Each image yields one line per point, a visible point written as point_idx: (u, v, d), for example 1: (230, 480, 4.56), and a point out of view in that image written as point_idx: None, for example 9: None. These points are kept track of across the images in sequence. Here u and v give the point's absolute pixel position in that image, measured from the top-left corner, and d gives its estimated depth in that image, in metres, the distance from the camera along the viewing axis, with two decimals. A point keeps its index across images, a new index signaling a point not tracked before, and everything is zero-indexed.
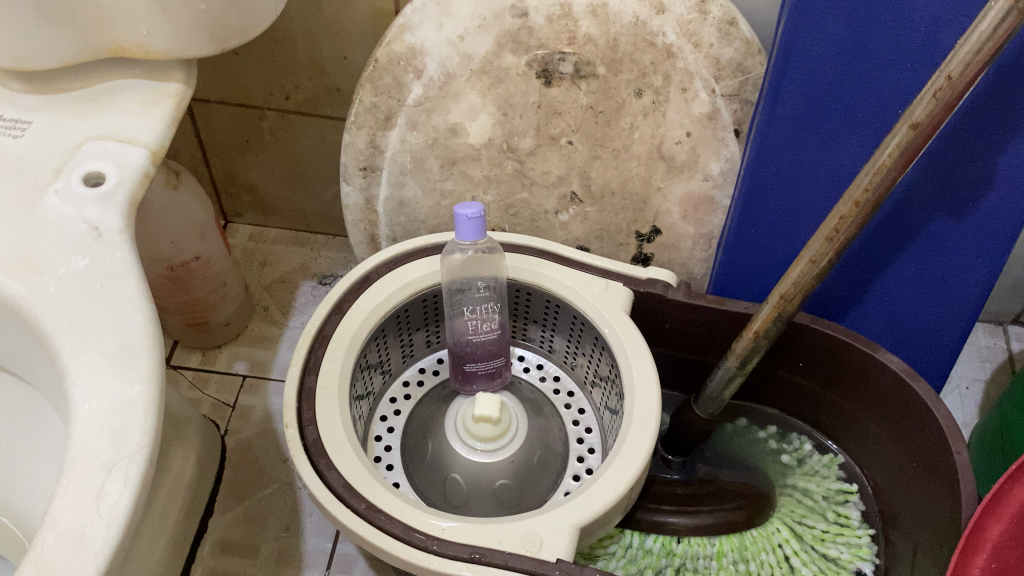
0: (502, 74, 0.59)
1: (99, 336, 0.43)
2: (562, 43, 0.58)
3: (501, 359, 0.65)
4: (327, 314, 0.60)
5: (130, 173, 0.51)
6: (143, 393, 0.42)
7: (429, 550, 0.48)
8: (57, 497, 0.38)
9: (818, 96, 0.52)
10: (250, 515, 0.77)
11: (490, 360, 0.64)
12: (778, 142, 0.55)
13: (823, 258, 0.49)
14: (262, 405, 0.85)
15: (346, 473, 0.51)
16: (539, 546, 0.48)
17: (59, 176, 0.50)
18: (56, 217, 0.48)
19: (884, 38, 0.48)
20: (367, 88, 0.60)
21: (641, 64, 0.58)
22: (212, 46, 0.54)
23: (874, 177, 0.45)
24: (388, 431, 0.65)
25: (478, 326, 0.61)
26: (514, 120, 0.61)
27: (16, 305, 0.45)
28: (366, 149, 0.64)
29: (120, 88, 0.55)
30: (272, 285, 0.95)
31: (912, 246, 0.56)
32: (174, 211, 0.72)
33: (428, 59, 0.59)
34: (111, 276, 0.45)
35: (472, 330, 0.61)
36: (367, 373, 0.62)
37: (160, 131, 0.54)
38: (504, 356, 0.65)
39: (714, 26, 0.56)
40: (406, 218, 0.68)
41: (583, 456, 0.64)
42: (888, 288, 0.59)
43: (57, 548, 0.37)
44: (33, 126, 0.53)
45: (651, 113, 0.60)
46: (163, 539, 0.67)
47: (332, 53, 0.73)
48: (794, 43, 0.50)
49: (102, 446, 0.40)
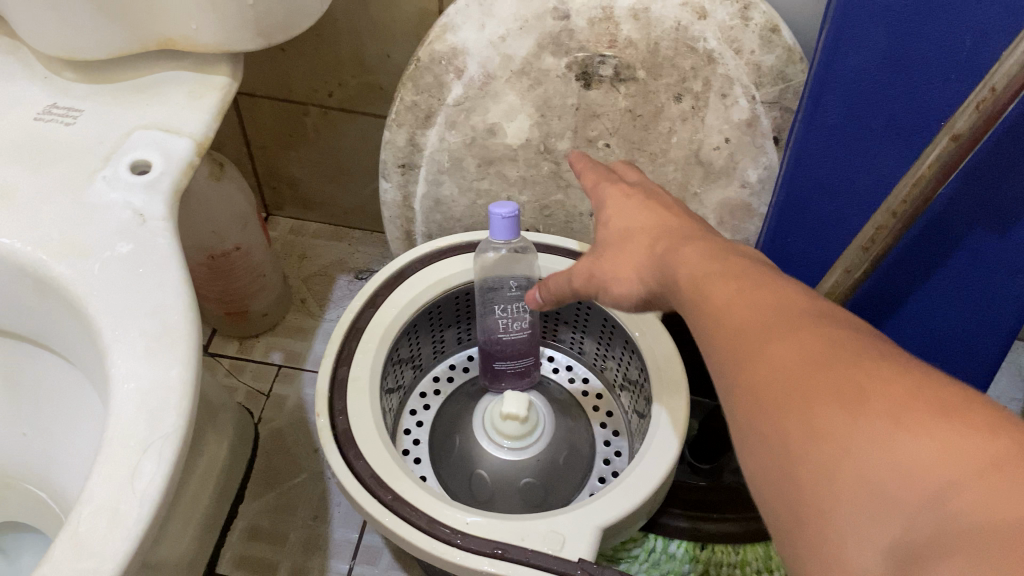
0: (542, 75, 0.59)
1: (139, 320, 0.45)
2: (603, 46, 0.57)
3: (531, 359, 0.65)
4: (361, 307, 0.60)
5: (175, 163, 0.52)
6: (179, 377, 0.43)
7: (453, 543, 0.49)
8: (94, 474, 0.39)
9: (858, 105, 0.51)
10: (280, 502, 0.79)
11: (519, 359, 0.64)
12: (817, 152, 0.54)
13: (858, 268, 0.49)
14: (296, 394, 0.87)
15: (375, 464, 0.52)
16: (562, 545, 0.48)
17: (107, 164, 0.51)
18: (103, 203, 0.49)
19: (927, 50, 0.47)
20: (408, 86, 0.61)
21: (681, 69, 0.57)
22: (257, 41, 0.55)
23: (912, 189, 0.44)
24: (416, 424, 0.66)
25: (509, 324, 0.61)
26: (552, 122, 0.61)
27: (62, 286, 0.47)
28: (405, 147, 0.64)
29: (169, 81, 0.56)
30: (310, 278, 0.97)
31: (950, 260, 0.55)
32: (217, 202, 0.73)
33: (469, 60, 0.59)
34: (152, 262, 0.47)
35: (502, 329, 0.61)
36: (398, 366, 0.63)
37: (206, 123, 0.55)
38: (533, 356, 0.65)
39: (755, 33, 0.55)
40: (442, 216, 0.69)
41: (609, 459, 0.65)
42: (926, 301, 0.58)
43: (93, 523, 0.38)
44: (84, 115, 0.54)
45: (689, 118, 0.60)
46: (193, 521, 0.69)
47: (376, 52, 0.74)
48: (835, 53, 0.49)
49: (138, 426, 0.41)
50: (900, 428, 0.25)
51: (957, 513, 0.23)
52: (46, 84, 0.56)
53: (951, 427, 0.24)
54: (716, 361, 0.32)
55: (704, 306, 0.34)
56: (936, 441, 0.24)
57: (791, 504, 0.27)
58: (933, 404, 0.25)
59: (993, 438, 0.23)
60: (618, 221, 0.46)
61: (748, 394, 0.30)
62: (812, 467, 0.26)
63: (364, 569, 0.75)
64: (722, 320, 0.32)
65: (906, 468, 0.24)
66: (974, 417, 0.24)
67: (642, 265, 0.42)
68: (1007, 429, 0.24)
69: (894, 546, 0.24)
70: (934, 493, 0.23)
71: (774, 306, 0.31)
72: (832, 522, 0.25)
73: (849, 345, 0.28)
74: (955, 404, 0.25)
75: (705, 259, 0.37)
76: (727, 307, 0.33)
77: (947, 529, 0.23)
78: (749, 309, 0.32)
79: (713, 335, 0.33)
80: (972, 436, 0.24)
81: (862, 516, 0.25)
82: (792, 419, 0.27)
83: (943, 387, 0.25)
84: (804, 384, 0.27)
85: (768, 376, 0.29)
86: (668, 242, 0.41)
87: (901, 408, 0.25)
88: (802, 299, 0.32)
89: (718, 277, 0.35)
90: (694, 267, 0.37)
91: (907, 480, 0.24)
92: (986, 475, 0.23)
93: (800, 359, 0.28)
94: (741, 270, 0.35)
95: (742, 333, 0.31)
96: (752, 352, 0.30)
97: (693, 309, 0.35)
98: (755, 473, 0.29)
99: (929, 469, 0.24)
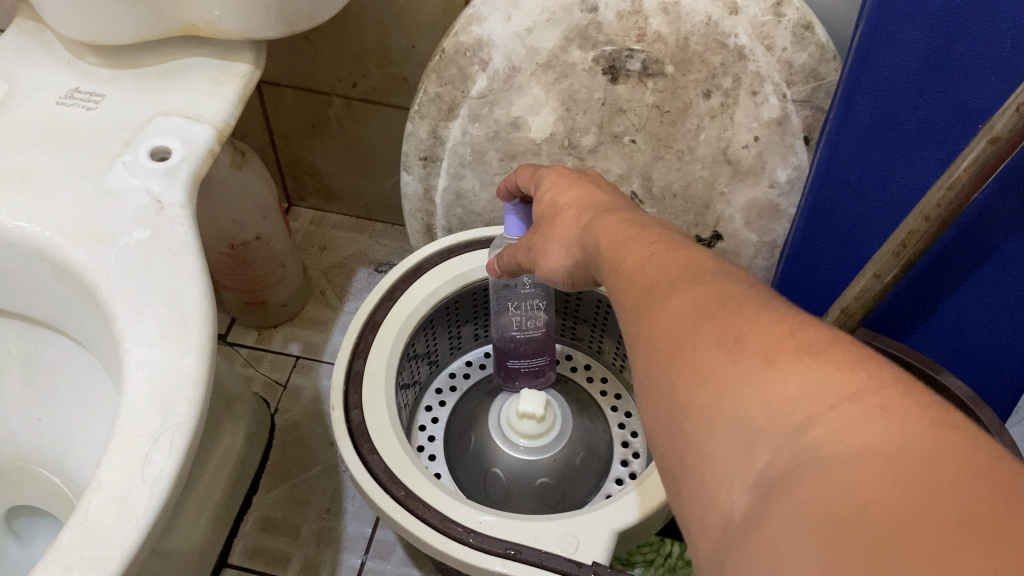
0: (568, 69, 0.58)
1: (154, 307, 0.44)
2: (631, 40, 0.56)
3: (547, 358, 0.64)
4: (379, 300, 0.59)
5: (195, 150, 0.52)
6: (192, 366, 0.42)
7: (465, 542, 0.48)
8: (105, 462, 0.39)
9: (892, 105, 0.50)
10: (294, 494, 0.78)
11: (534, 358, 0.63)
12: (849, 150, 0.53)
13: (888, 274, 0.48)
14: (312, 386, 0.87)
15: (388, 459, 0.51)
16: (575, 547, 0.47)
17: (128, 149, 0.51)
18: (122, 188, 0.49)
19: (966, 50, 0.46)
20: (432, 78, 0.60)
21: (710, 65, 0.56)
22: (281, 30, 0.54)
23: (947, 193, 0.43)
24: (432, 421, 0.66)
25: (523, 321, 0.60)
26: (577, 116, 0.60)
27: (78, 271, 0.46)
28: (427, 140, 0.64)
29: (192, 67, 0.56)
30: (330, 270, 0.96)
31: (984, 267, 0.53)
32: (239, 191, 0.73)
33: (494, 52, 0.58)
34: (169, 250, 0.46)
35: (516, 326, 0.60)
36: (414, 362, 0.62)
37: (227, 110, 0.55)
38: (548, 354, 0.64)
39: (788, 30, 0.54)
40: (462, 210, 0.69)
41: (627, 460, 0.63)
42: (958, 308, 0.57)
43: (102, 511, 0.37)
44: (106, 100, 0.54)
45: (718, 115, 0.58)
46: (206, 512, 0.69)
47: (401, 43, 0.74)
48: (870, 50, 0.48)
49: (150, 415, 0.41)
50: (769, 368, 0.24)
51: (814, 443, 0.22)
52: (70, 68, 0.56)
53: (816, 365, 0.23)
54: (623, 317, 0.32)
55: (616, 275, 0.34)
56: (801, 378, 0.23)
57: (673, 447, 0.26)
58: (802, 345, 0.24)
59: (852, 372, 0.23)
60: (547, 195, 0.45)
61: (644, 346, 0.29)
62: (692, 408, 0.26)
63: (377, 565, 0.74)
64: (629, 288, 0.32)
65: (770, 404, 0.23)
66: (837, 354, 0.24)
67: (563, 238, 0.42)
68: (867, 365, 0.23)
69: (758, 480, 0.23)
70: (794, 426, 0.23)
71: (682, 268, 0.30)
72: (705, 462, 0.25)
73: (737, 295, 0.27)
74: (822, 344, 0.24)
75: (623, 228, 0.36)
76: (636, 274, 0.32)
77: (802, 460, 0.22)
78: (658, 269, 0.31)
79: (621, 302, 0.32)
80: (833, 371, 0.23)
81: (731, 452, 0.24)
82: (676, 364, 0.27)
83: (815, 331, 0.25)
84: (693, 333, 0.27)
85: (662, 328, 0.28)
86: (591, 215, 0.41)
87: (773, 350, 0.24)
88: (711, 261, 0.31)
89: (635, 246, 0.34)
90: (614, 236, 0.36)
91: (771, 416, 0.23)
92: (841, 407, 0.22)
93: (694, 311, 0.28)
94: (654, 241, 0.34)
95: (649, 290, 0.30)
96: (652, 308, 0.30)
97: (608, 279, 0.35)
98: (647, 420, 0.28)
99: (791, 404, 0.23)
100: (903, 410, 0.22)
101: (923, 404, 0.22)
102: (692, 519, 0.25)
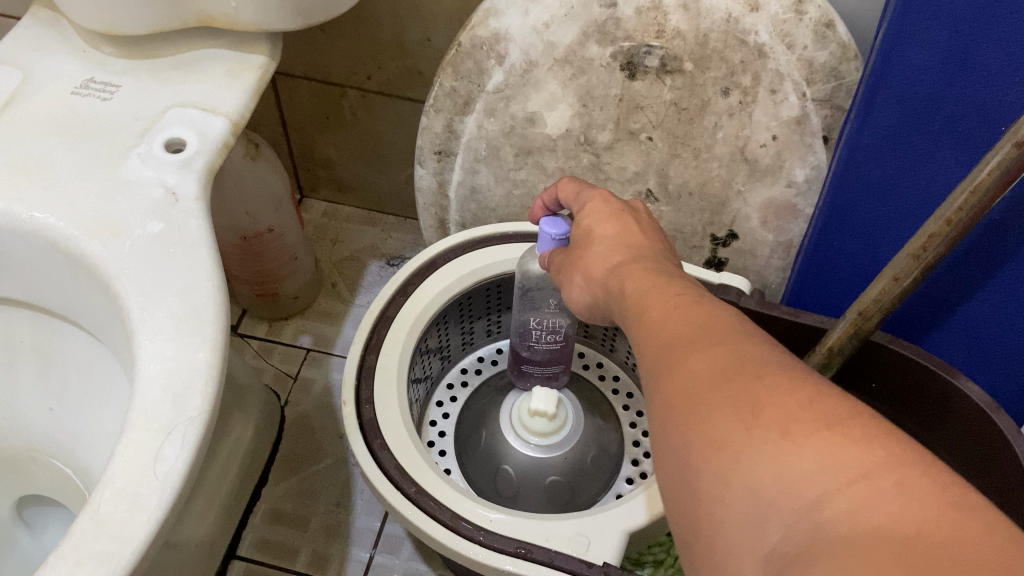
0: (585, 64, 0.58)
1: (166, 300, 0.44)
2: (650, 36, 0.55)
3: (562, 367, 0.63)
4: (392, 295, 0.59)
5: (210, 142, 0.52)
6: (205, 361, 0.42)
7: (475, 540, 0.48)
8: (117, 455, 0.39)
9: (915, 106, 0.49)
10: (304, 487, 0.78)
11: (546, 365, 0.62)
12: (869, 152, 0.53)
13: (907, 276, 0.47)
14: (323, 378, 0.86)
15: (399, 455, 0.51)
16: (586, 548, 0.47)
17: (142, 141, 0.51)
18: (136, 179, 0.49)
19: (991, 51, 0.45)
20: (448, 71, 0.59)
21: (730, 62, 0.55)
22: (297, 22, 0.53)
23: (970, 197, 0.42)
24: (443, 416, 0.65)
25: (540, 330, 0.59)
26: (593, 112, 0.60)
27: (92, 263, 0.46)
28: (442, 134, 0.63)
29: (207, 58, 0.56)
30: (341, 263, 0.96)
31: (1004, 271, 0.52)
32: (252, 182, 0.72)
33: (511, 46, 0.57)
34: (183, 243, 0.46)
35: (533, 333, 0.60)
36: (426, 357, 0.62)
37: (242, 102, 0.54)
38: (562, 365, 0.63)
39: (809, 28, 0.53)
40: (476, 205, 0.68)
41: (638, 460, 0.63)
42: (976, 312, 0.56)
43: (113, 505, 0.37)
44: (122, 90, 0.54)
45: (736, 113, 0.57)
46: (215, 504, 0.69)
47: (417, 36, 0.73)
48: (894, 50, 0.47)
49: (163, 409, 0.40)
50: (786, 439, 0.25)
51: (828, 522, 0.23)
52: (85, 57, 0.55)
53: (833, 439, 0.24)
54: (642, 369, 0.32)
55: (640, 327, 0.34)
56: (818, 451, 0.24)
57: (691, 509, 0.27)
58: (818, 415, 0.25)
59: (869, 448, 0.24)
60: (582, 216, 0.45)
61: (660, 402, 0.30)
62: (709, 474, 0.26)
63: (385, 559, 0.74)
64: (654, 342, 0.32)
65: (787, 479, 0.24)
66: (853, 426, 0.24)
67: (588, 273, 0.42)
68: (883, 438, 0.24)
69: (773, 553, 0.24)
70: (809, 502, 0.23)
71: (702, 324, 0.31)
72: (724, 531, 0.26)
73: (757, 358, 0.28)
74: (837, 415, 0.25)
75: (648, 276, 0.37)
76: (661, 327, 0.32)
77: (815, 538, 0.23)
78: (678, 324, 0.32)
79: (644, 353, 0.32)
80: (850, 446, 0.24)
81: (748, 524, 0.25)
82: (692, 426, 0.27)
83: (834, 400, 0.26)
84: (709, 397, 0.27)
85: (679, 387, 0.29)
86: (615, 256, 0.41)
87: (790, 421, 0.25)
88: (733, 319, 0.31)
89: (660, 296, 0.34)
90: (638, 283, 0.36)
91: (787, 489, 0.24)
92: (857, 485, 0.23)
93: (711, 372, 0.28)
94: (678, 294, 0.34)
95: (669, 346, 0.31)
96: (671, 363, 0.30)
97: (630, 329, 0.35)
98: (664, 475, 0.29)
99: (807, 480, 0.24)
100: (917, 490, 0.22)
101: (938, 483, 0.22)
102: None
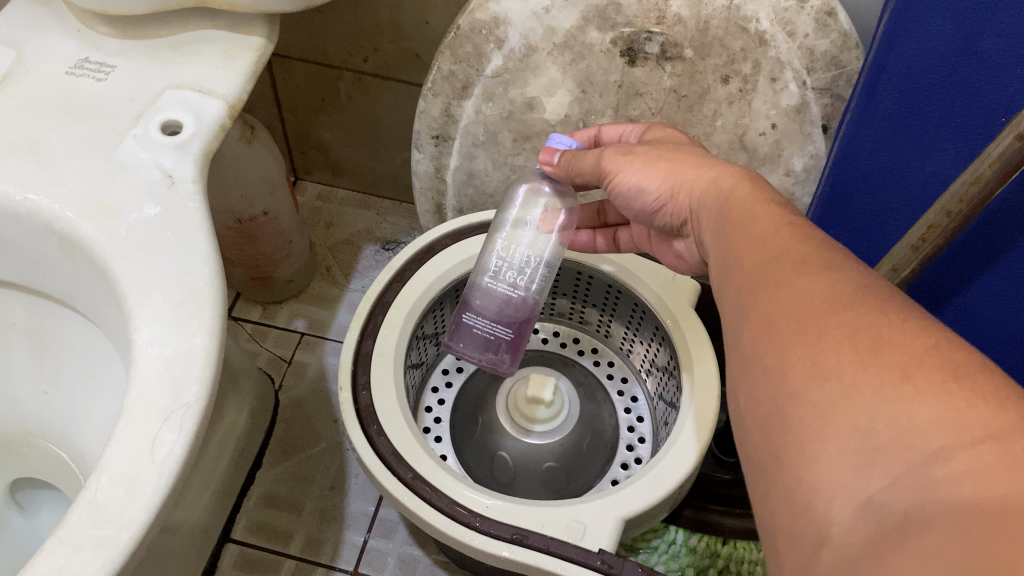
0: (585, 50, 0.57)
1: (163, 284, 0.44)
2: (651, 21, 0.55)
3: (511, 335, 0.52)
4: (388, 281, 0.59)
5: (206, 124, 0.51)
6: (203, 345, 0.42)
7: (471, 526, 0.48)
8: (115, 440, 0.39)
9: (915, 96, 0.49)
10: (297, 471, 0.78)
11: (494, 323, 0.52)
12: (870, 140, 0.53)
13: (906, 267, 0.48)
14: (317, 363, 0.86)
15: (396, 441, 0.51)
16: (582, 534, 0.47)
17: (138, 123, 0.50)
18: (132, 161, 0.48)
19: (995, 41, 0.44)
20: (446, 55, 0.58)
21: (730, 50, 0.55)
22: (296, 4, 0.53)
23: (969, 188, 0.42)
24: (438, 402, 0.66)
25: (503, 271, 0.52)
26: (592, 98, 0.59)
27: (89, 245, 0.46)
28: (440, 118, 0.63)
29: (205, 39, 0.55)
30: (336, 246, 0.96)
31: (1000, 261, 0.52)
32: (247, 164, 0.72)
33: (511, 30, 0.56)
34: (180, 226, 0.46)
35: (494, 272, 0.52)
36: (421, 343, 0.62)
37: (239, 84, 0.54)
38: (512, 334, 0.52)
39: (810, 16, 0.53)
40: (474, 190, 0.68)
41: (632, 445, 0.63)
42: (974, 303, 0.56)
43: (111, 491, 0.37)
44: (117, 71, 0.53)
45: (736, 101, 0.57)
46: (210, 486, 0.69)
47: (415, 19, 0.72)
48: (897, 38, 0.47)
49: (159, 395, 0.40)
50: (907, 384, 0.26)
51: (943, 480, 0.23)
52: (80, 37, 0.55)
53: (959, 395, 0.25)
54: (740, 287, 0.35)
55: (747, 232, 0.37)
56: (940, 405, 0.25)
57: (789, 460, 0.28)
58: (946, 366, 0.26)
59: (998, 409, 0.24)
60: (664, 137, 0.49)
61: (762, 317, 0.32)
62: (813, 410, 0.28)
63: (379, 543, 0.75)
64: (760, 247, 0.35)
65: (908, 428, 0.25)
66: (984, 386, 0.25)
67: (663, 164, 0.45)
68: (1014, 404, 0.24)
69: (873, 501, 0.25)
70: (927, 457, 0.24)
71: (807, 249, 0.33)
72: (827, 474, 0.26)
73: (872, 289, 0.30)
74: (966, 370, 0.25)
75: (749, 199, 0.39)
76: (769, 234, 0.35)
77: (929, 494, 0.23)
78: (787, 242, 0.34)
79: (749, 258, 0.35)
80: (976, 405, 0.24)
81: (850, 467, 0.26)
82: (802, 346, 0.29)
83: (964, 354, 0.26)
84: (824, 323, 0.29)
85: (792, 310, 0.31)
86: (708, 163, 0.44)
87: (914, 364, 0.26)
88: (835, 252, 0.33)
89: (768, 216, 0.37)
90: (743, 201, 0.39)
91: (905, 435, 0.25)
92: (983, 445, 0.23)
93: (826, 298, 0.30)
94: (779, 207, 0.38)
95: (777, 262, 0.33)
96: (783, 279, 0.32)
97: (732, 236, 0.38)
98: (761, 417, 0.31)
99: (927, 432, 0.24)
100: None
101: None
102: (812, 544, 0.27)
